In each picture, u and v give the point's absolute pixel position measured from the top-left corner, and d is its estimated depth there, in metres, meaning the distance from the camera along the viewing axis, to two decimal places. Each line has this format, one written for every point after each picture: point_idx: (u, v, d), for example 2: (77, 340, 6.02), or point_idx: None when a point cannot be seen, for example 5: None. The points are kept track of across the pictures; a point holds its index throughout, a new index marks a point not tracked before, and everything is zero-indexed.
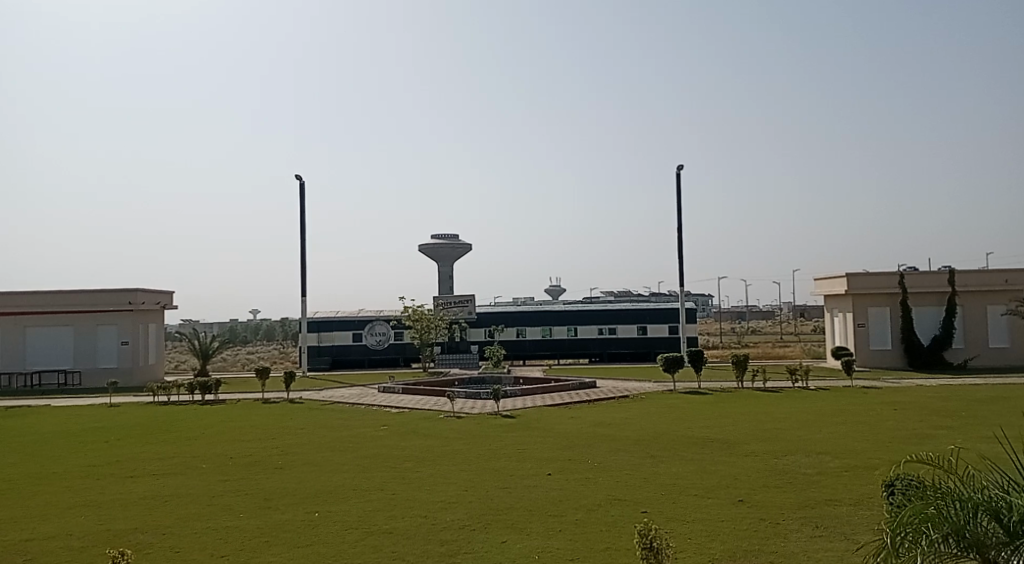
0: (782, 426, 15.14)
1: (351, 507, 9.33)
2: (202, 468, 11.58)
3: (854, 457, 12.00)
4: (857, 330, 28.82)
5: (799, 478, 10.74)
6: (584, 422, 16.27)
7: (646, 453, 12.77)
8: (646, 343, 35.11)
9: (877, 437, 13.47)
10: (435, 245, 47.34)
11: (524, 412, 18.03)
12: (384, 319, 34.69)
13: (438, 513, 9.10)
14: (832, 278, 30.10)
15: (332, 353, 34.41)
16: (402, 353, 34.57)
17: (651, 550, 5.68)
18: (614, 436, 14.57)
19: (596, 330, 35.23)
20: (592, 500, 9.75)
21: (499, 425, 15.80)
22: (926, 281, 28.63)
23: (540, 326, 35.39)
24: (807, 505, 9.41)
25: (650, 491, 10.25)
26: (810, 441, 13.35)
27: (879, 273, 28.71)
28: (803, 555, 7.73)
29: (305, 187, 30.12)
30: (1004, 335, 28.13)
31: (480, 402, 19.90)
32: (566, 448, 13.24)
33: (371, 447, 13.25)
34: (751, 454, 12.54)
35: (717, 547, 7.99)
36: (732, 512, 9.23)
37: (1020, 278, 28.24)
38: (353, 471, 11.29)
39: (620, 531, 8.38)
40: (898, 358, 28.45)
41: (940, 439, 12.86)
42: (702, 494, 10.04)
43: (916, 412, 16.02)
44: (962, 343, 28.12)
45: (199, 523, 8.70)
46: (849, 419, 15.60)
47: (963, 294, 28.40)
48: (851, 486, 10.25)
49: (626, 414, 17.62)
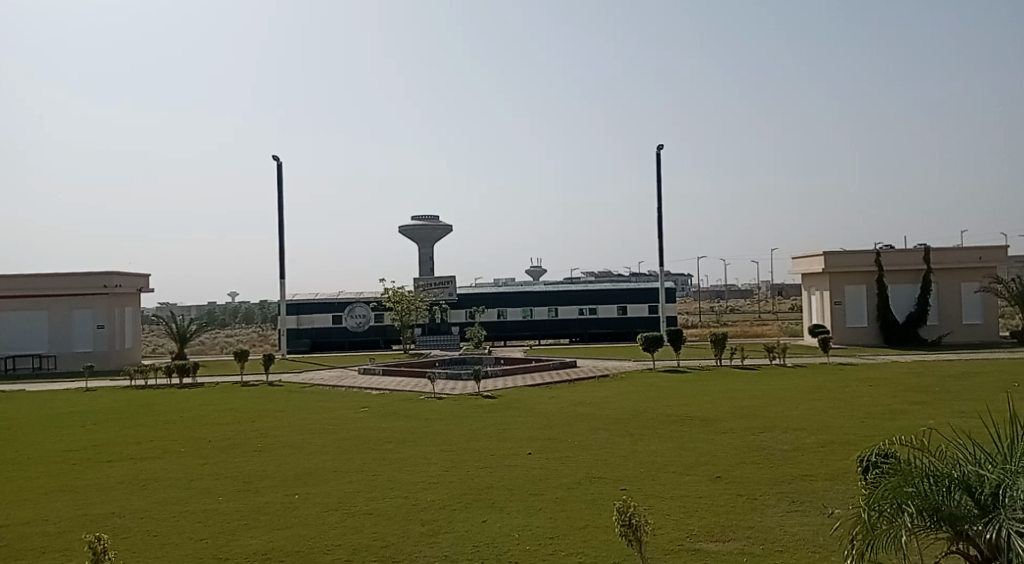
0: (759, 403, 15.27)
1: (332, 488, 9.33)
2: (180, 452, 11.52)
3: (829, 432, 12.15)
4: (834, 307, 29.08)
5: (776, 454, 10.88)
6: (565, 402, 16.31)
7: (627, 431, 12.85)
8: (626, 323, 35.29)
9: (853, 412, 13.65)
10: (416, 226, 47.12)
11: (504, 392, 18.05)
12: (363, 302, 34.57)
13: (418, 493, 9.12)
14: (809, 257, 30.31)
15: (311, 336, 34.25)
16: (383, 335, 34.48)
17: (630, 527, 5.74)
18: (594, 415, 14.62)
19: (576, 310, 35.33)
20: (572, 478, 9.82)
21: (479, 406, 15.79)
22: (901, 259, 28.88)
23: (521, 307, 35.43)
24: (783, 481, 9.53)
25: (630, 468, 10.34)
26: (787, 418, 13.50)
27: (856, 251, 28.93)
28: (778, 529, 7.83)
29: (281, 167, 29.81)
30: (978, 311, 28.53)
31: (460, 383, 19.91)
32: (546, 427, 13.28)
33: (351, 429, 13.22)
34: (729, 431, 12.65)
35: (695, 523, 8.08)
36: (710, 488, 9.33)
37: (994, 256, 28.57)
38: (332, 453, 11.27)
39: (600, 508, 8.45)
40: (873, 336, 28.79)
41: (915, 414, 13.03)
42: (681, 471, 10.14)
43: (890, 388, 16.23)
44: (936, 320, 28.50)
45: (177, 507, 8.66)
46: (826, 396, 15.77)
47: (937, 272, 28.69)
48: (826, 462, 10.37)
49: (606, 393, 17.71)
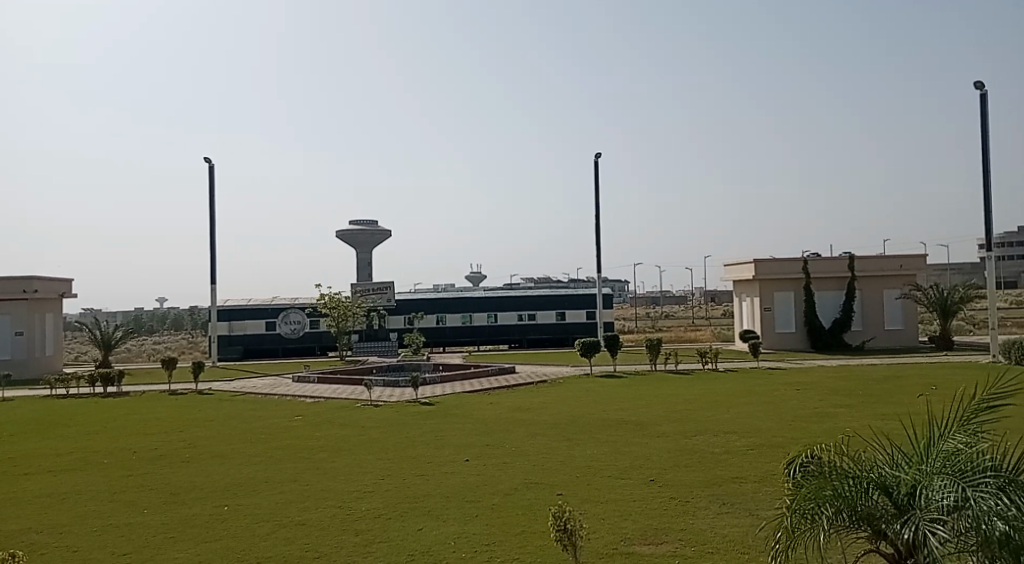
0: (693, 407, 15.56)
1: (263, 499, 9.15)
2: (103, 464, 11.15)
3: (759, 435, 12.45)
4: (764, 313, 29.80)
5: (708, 457, 11.10)
6: (503, 408, 16.32)
7: (564, 437, 12.94)
8: (564, 329, 35.53)
9: (781, 415, 14.02)
10: (353, 231, 46.61)
11: (442, 399, 17.98)
12: (298, 307, 34.03)
13: (352, 503, 9.01)
14: (741, 264, 31.01)
15: (244, 343, 33.56)
16: (318, 342, 34.02)
17: (565, 532, 5.79)
18: (532, 420, 14.67)
19: (515, 316, 35.41)
20: (509, 484, 9.84)
21: (416, 413, 15.68)
22: (827, 267, 29.75)
23: (460, 313, 35.33)
24: (714, 483, 9.71)
25: (566, 473, 10.41)
26: (719, 421, 13.78)
27: (785, 258, 29.71)
28: (708, 531, 7.98)
29: (213, 170, 29.16)
30: (899, 317, 29.57)
31: (398, 390, 19.75)
32: (483, 434, 13.27)
33: (285, 438, 13.00)
34: (663, 435, 12.85)
35: (629, 527, 8.18)
36: (643, 491, 9.47)
37: (914, 264, 29.65)
38: (264, 463, 11.06)
39: (536, 514, 8.49)
40: (801, 341, 29.60)
41: (840, 417, 13.44)
42: (616, 475, 10.25)
43: (817, 392, 16.71)
44: (860, 326, 29.46)
45: (100, 521, 8.38)
46: (756, 399, 16.14)
47: (861, 279, 29.64)
48: (756, 464, 10.62)
49: (543, 399, 17.78)
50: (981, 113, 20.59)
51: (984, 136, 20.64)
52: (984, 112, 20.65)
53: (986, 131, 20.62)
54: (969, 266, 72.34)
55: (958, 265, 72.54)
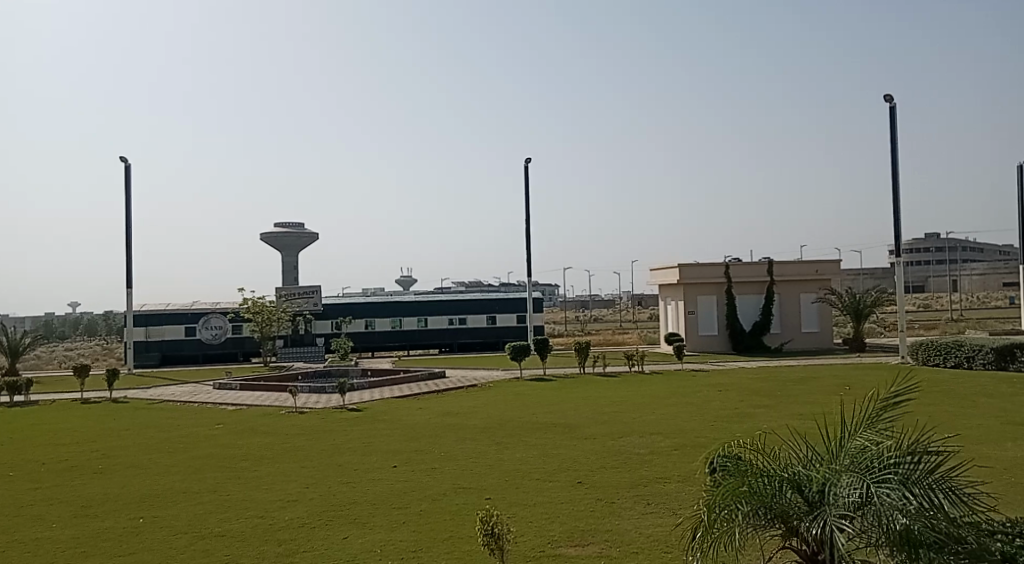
0: (620, 409, 15.78)
1: (181, 510, 8.91)
2: (9, 477, 10.68)
3: (682, 436, 12.70)
4: (688, 317, 30.42)
5: (633, 458, 11.30)
6: (432, 412, 16.27)
7: (492, 440, 12.96)
8: (495, 333, 35.62)
9: (704, 416, 14.33)
10: (277, 233, 45.74)
11: (371, 404, 17.82)
12: (220, 312, 33.22)
13: (276, 512, 8.84)
14: (666, 268, 31.59)
15: (162, 349, 32.59)
16: (241, 348, 33.31)
17: (492, 536, 5.80)
18: (461, 425, 14.65)
19: (445, 320, 35.31)
20: (436, 489, 9.80)
21: (343, 419, 15.49)
22: (748, 271, 30.53)
23: (389, 317, 35.01)
24: (639, 484, 9.88)
25: (494, 477, 10.43)
26: (644, 422, 14.02)
27: (708, 263, 30.37)
28: (634, 531, 8.11)
29: (129, 170, 28.25)
30: (815, 320, 30.59)
31: (325, 396, 19.48)
32: (411, 439, 13.19)
33: (205, 447, 12.69)
34: (590, 437, 13.00)
35: (556, 529, 8.24)
36: (570, 493, 9.55)
37: (829, 269, 30.68)
38: (183, 473, 10.77)
39: (463, 519, 8.48)
40: (723, 343, 30.35)
41: (759, 417, 13.83)
42: (544, 478, 10.33)
43: (738, 392, 17.16)
44: (778, 328, 30.37)
45: (5, 537, 8.03)
46: (680, 400, 16.48)
47: (780, 284, 30.53)
48: (678, 464, 10.84)
49: (472, 403, 17.77)
50: (891, 125, 21.47)
51: (893, 146, 21.52)
52: (893, 124, 21.53)
53: (895, 142, 21.50)
54: (881, 271, 75.31)
55: (871, 269, 75.47)
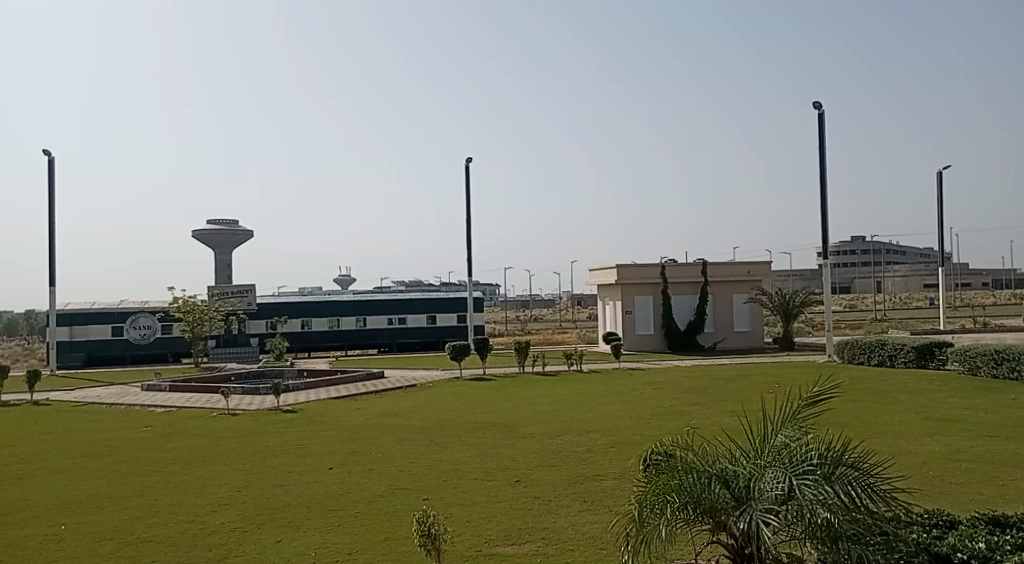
0: (557, 408, 15.88)
1: (106, 516, 8.67)
2: None
3: (618, 433, 12.85)
4: (625, 316, 30.79)
5: (570, 456, 11.39)
6: (369, 413, 16.12)
7: (430, 441, 12.91)
8: (435, 333, 35.52)
9: (640, 413, 14.54)
10: (210, 231, 44.72)
11: (306, 405, 17.57)
12: (148, 312, 32.35)
13: (206, 517, 8.66)
14: (605, 268, 31.91)
15: (87, 350, 31.59)
16: (171, 348, 32.51)
17: (429, 536, 5.78)
18: (399, 425, 14.56)
19: (385, 320, 35.04)
20: (373, 491, 9.73)
21: (277, 420, 15.24)
22: (683, 272, 31.04)
23: (327, 317, 34.56)
24: (576, 481, 9.97)
25: (432, 477, 10.40)
26: (581, 420, 14.14)
27: (645, 264, 30.79)
28: (570, 529, 8.18)
29: (53, 163, 27.34)
30: (747, 320, 31.29)
31: (258, 398, 19.14)
32: (348, 440, 13.07)
33: (132, 450, 12.34)
34: (528, 436, 13.05)
35: (493, 528, 8.26)
36: (508, 492, 9.59)
37: (760, 270, 31.39)
38: (109, 478, 10.46)
39: (400, 521, 8.42)
40: (659, 342, 30.82)
41: (692, 414, 14.10)
42: (482, 477, 10.35)
43: (673, 391, 17.44)
44: (712, 328, 30.99)
45: None
46: (617, 399, 16.67)
47: (713, 284, 31.14)
48: (614, 461, 10.97)
49: (411, 403, 17.68)
50: (819, 130, 22.08)
51: (821, 151, 22.13)
52: (822, 130, 22.15)
53: (823, 146, 22.12)
54: (809, 272, 77.55)
55: (801, 270, 77.68)
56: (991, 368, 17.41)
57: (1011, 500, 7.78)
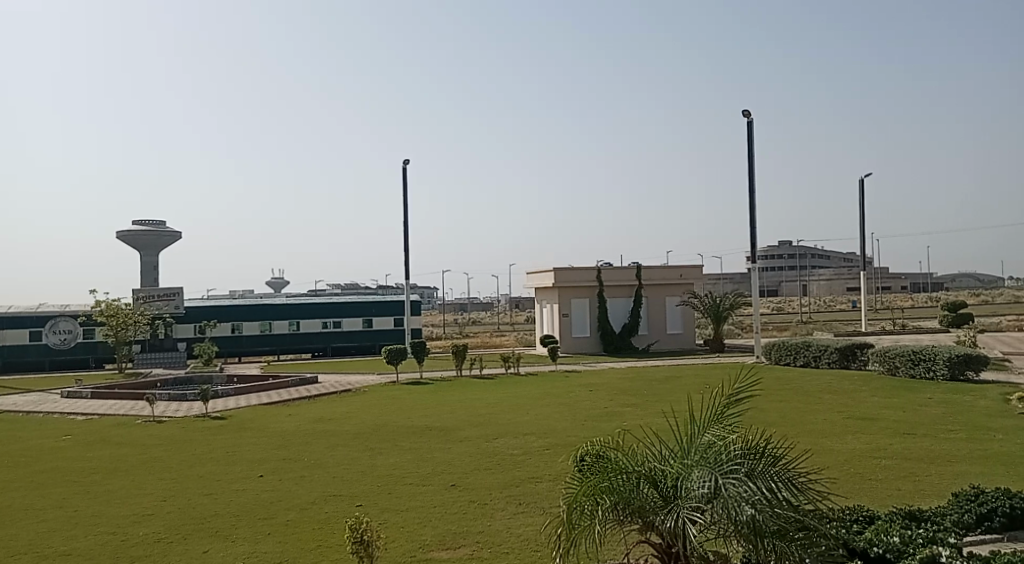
0: (494, 411, 15.88)
1: (21, 529, 8.33)
2: None
3: (554, 435, 12.92)
4: (562, 319, 30.99)
5: (507, 459, 11.41)
6: (302, 419, 15.87)
7: (365, 446, 12.77)
8: (371, 336, 35.20)
9: (575, 416, 14.64)
10: (136, 232, 43.47)
11: (236, 412, 17.19)
12: (69, 315, 31.25)
13: (129, 528, 8.40)
14: (542, 272, 32.07)
15: (3, 356, 30.35)
16: (93, 353, 31.45)
17: (361, 544, 5.72)
18: (332, 431, 14.36)
19: (319, 323, 34.56)
20: (305, 498, 9.57)
21: (206, 428, 14.87)
22: (619, 275, 31.40)
23: (258, 321, 33.89)
24: (511, 484, 9.98)
25: (365, 483, 10.29)
26: (518, 423, 14.17)
27: (581, 267, 31.05)
28: (505, 532, 8.20)
29: None
30: (679, 322, 31.82)
31: (186, 404, 18.64)
32: (280, 447, 12.83)
33: (50, 460, 11.88)
34: (464, 439, 13.03)
35: (428, 533, 8.22)
36: (443, 497, 9.55)
37: (692, 273, 31.97)
38: (25, 489, 10.05)
39: (333, 528, 8.31)
40: (594, 345, 31.11)
41: (627, 415, 14.26)
42: (417, 482, 10.27)
43: (608, 392, 17.61)
44: (645, 330, 31.44)
45: None
46: (553, 401, 16.75)
47: (647, 287, 31.58)
48: (550, 464, 11.02)
49: (346, 408, 17.46)
50: (747, 137, 22.61)
51: (750, 157, 22.67)
52: (751, 138, 22.69)
53: (752, 153, 22.65)
54: (740, 276, 79.34)
55: (732, 274, 79.42)
56: (909, 368, 18.06)
57: (926, 495, 8.08)
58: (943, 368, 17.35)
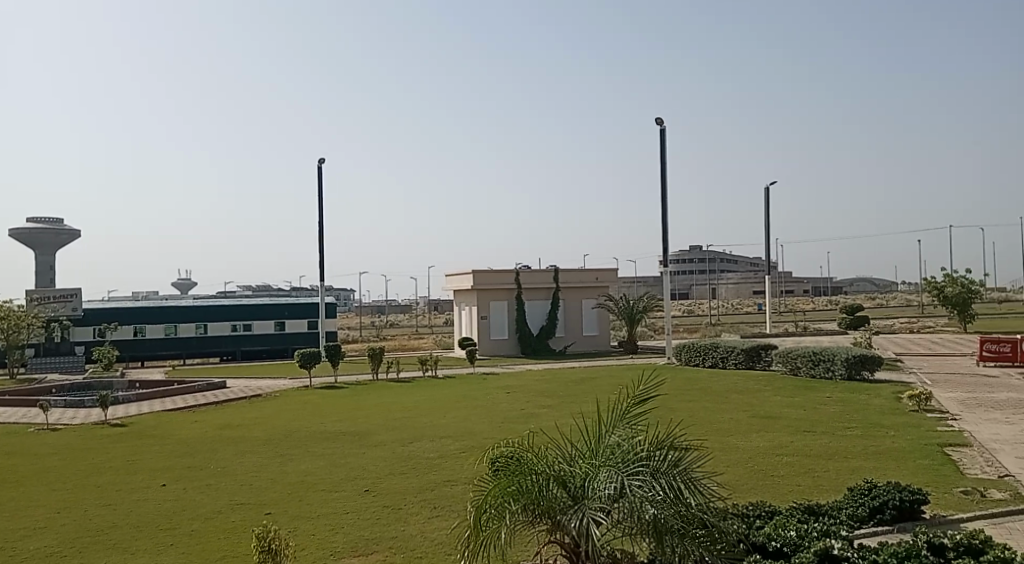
0: (410, 414, 15.75)
1: None
2: None
3: (469, 438, 12.89)
4: (480, 322, 30.98)
5: (422, 463, 11.32)
6: (209, 425, 15.37)
7: (275, 452, 12.48)
8: (283, 339, 34.47)
9: (492, 418, 14.63)
10: (31, 231, 41.39)
11: (139, 419, 16.52)
12: None
13: (19, 543, 7.97)
14: (460, 275, 32.02)
15: None
16: None
17: (269, 553, 5.58)
18: (241, 438, 13.95)
19: (229, 326, 33.61)
20: (211, 507, 9.29)
21: (106, 436, 14.24)
22: (537, 278, 31.62)
23: (163, 323, 32.73)
24: (426, 488, 9.90)
25: (274, 491, 10.05)
26: (434, 426, 14.09)
27: (499, 270, 31.12)
28: (418, 536, 8.13)
29: None
30: (594, 324, 32.26)
31: (83, 411, 17.81)
32: (185, 455, 12.38)
33: None
34: (379, 444, 12.87)
35: (339, 540, 8.09)
36: (356, 502, 9.41)
37: (607, 276, 32.48)
38: None
39: (240, 537, 8.08)
40: (512, 347, 31.22)
41: (543, 417, 14.35)
42: (329, 488, 10.10)
43: (524, 394, 17.69)
44: (562, 332, 31.74)
45: None
46: (469, 403, 16.72)
47: (564, 290, 31.90)
48: (464, 467, 10.99)
49: (257, 413, 17.01)
50: (660, 144, 23.11)
51: (662, 164, 23.16)
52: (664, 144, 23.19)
53: (665, 159, 23.15)
54: (654, 279, 81.07)
55: (646, 277, 81.08)
56: (810, 367, 18.76)
57: (825, 490, 8.41)
58: (841, 367, 18.10)
